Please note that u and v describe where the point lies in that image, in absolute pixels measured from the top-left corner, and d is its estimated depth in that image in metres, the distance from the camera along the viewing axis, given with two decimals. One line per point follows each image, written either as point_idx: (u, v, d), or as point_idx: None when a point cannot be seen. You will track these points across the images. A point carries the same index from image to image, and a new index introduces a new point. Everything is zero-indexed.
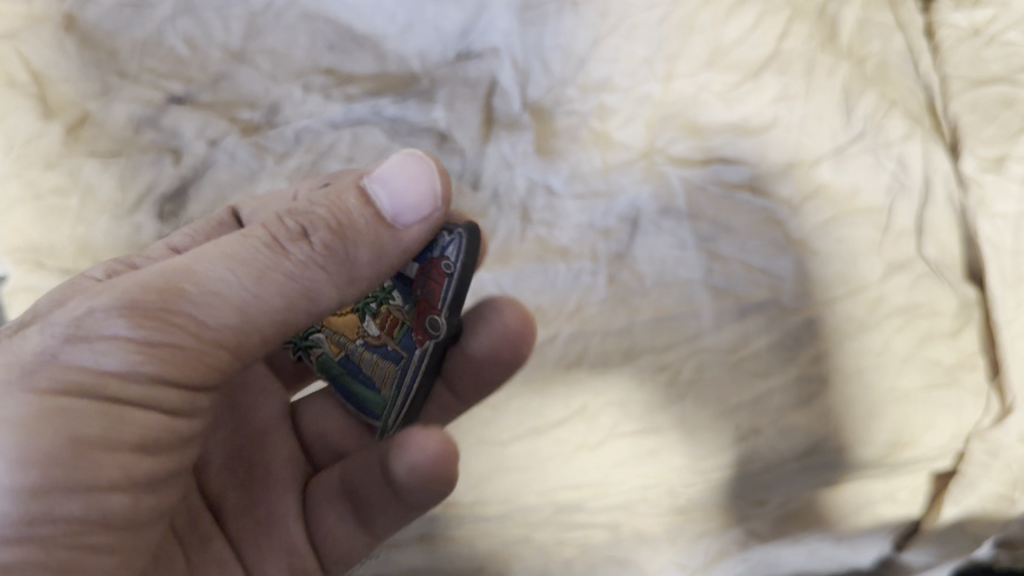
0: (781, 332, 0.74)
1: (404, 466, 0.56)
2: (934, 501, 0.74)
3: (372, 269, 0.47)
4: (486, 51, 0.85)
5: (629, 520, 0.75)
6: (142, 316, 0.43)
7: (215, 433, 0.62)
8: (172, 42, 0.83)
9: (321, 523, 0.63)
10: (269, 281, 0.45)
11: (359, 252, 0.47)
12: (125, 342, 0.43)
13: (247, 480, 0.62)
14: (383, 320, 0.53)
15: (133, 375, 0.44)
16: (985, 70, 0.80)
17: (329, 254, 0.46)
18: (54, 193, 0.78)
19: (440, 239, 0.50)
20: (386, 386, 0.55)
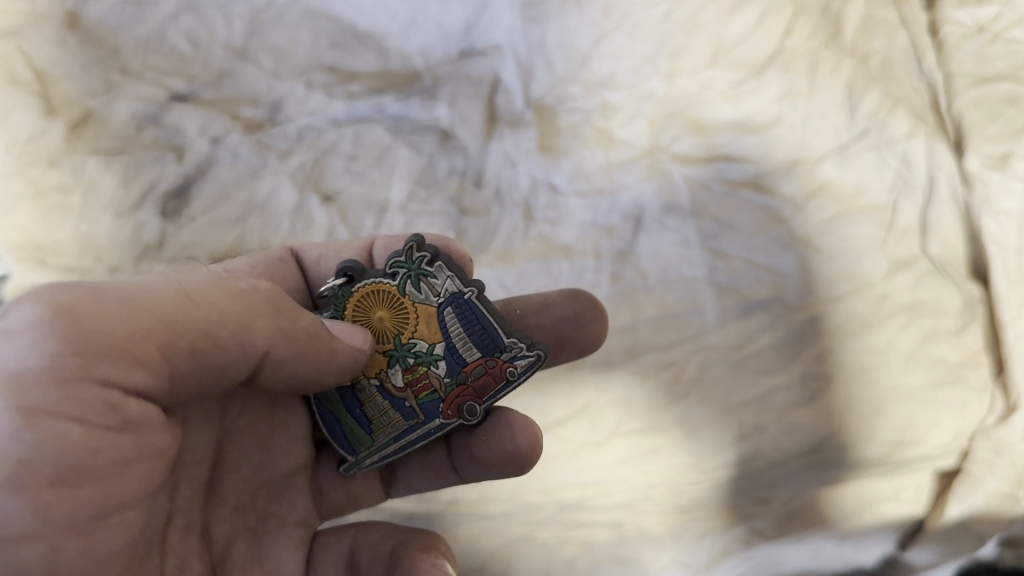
0: (786, 330, 0.74)
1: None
2: (939, 499, 0.73)
3: (300, 323, 0.50)
4: (489, 48, 0.84)
5: (632, 518, 0.74)
6: (84, 308, 0.43)
7: (237, 470, 0.56)
8: (175, 39, 0.83)
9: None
10: (164, 298, 0.46)
11: (294, 311, 0.50)
12: (31, 330, 0.41)
13: (257, 526, 0.56)
14: (411, 378, 0.56)
15: (58, 367, 0.41)
16: (990, 68, 0.80)
17: (256, 296, 0.49)
18: (57, 190, 0.77)
19: (513, 348, 0.56)
20: (381, 436, 0.57)
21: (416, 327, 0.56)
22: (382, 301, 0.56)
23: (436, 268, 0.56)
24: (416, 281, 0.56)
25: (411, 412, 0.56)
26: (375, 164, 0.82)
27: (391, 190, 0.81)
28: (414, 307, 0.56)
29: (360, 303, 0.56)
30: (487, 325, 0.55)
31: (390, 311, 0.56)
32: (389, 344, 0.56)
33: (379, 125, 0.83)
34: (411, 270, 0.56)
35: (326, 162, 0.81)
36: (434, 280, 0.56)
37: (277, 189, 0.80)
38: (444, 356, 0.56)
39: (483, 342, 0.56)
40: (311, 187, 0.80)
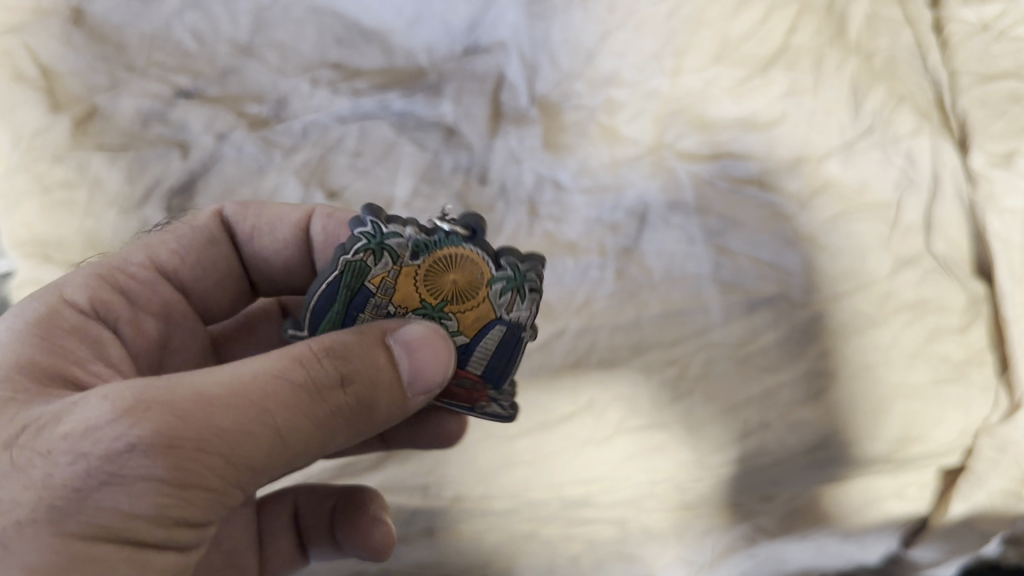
0: (791, 326, 0.74)
1: (352, 540, 0.67)
2: (943, 497, 0.74)
3: (376, 419, 0.50)
4: (494, 45, 0.86)
5: (636, 515, 0.74)
6: (180, 462, 0.42)
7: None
8: (180, 35, 0.84)
9: (274, 542, 0.70)
10: (255, 438, 0.44)
11: (375, 411, 0.49)
12: (135, 486, 0.41)
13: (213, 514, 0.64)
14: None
15: (157, 519, 0.43)
16: (995, 66, 0.80)
17: (339, 417, 0.47)
18: (62, 186, 0.77)
19: (501, 394, 0.58)
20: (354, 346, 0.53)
21: (465, 310, 0.51)
22: (461, 268, 0.50)
23: (531, 298, 0.51)
24: (507, 293, 0.51)
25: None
26: (380, 160, 0.81)
27: (396, 186, 0.80)
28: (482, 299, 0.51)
29: (438, 262, 0.49)
30: (511, 362, 0.55)
31: (463, 279, 0.50)
32: (432, 298, 0.51)
33: (384, 122, 0.83)
34: (514, 286, 0.50)
35: (331, 158, 0.81)
36: (519, 303, 0.51)
37: (282, 184, 0.79)
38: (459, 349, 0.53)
39: (490, 367, 0.55)
40: (316, 183, 0.80)
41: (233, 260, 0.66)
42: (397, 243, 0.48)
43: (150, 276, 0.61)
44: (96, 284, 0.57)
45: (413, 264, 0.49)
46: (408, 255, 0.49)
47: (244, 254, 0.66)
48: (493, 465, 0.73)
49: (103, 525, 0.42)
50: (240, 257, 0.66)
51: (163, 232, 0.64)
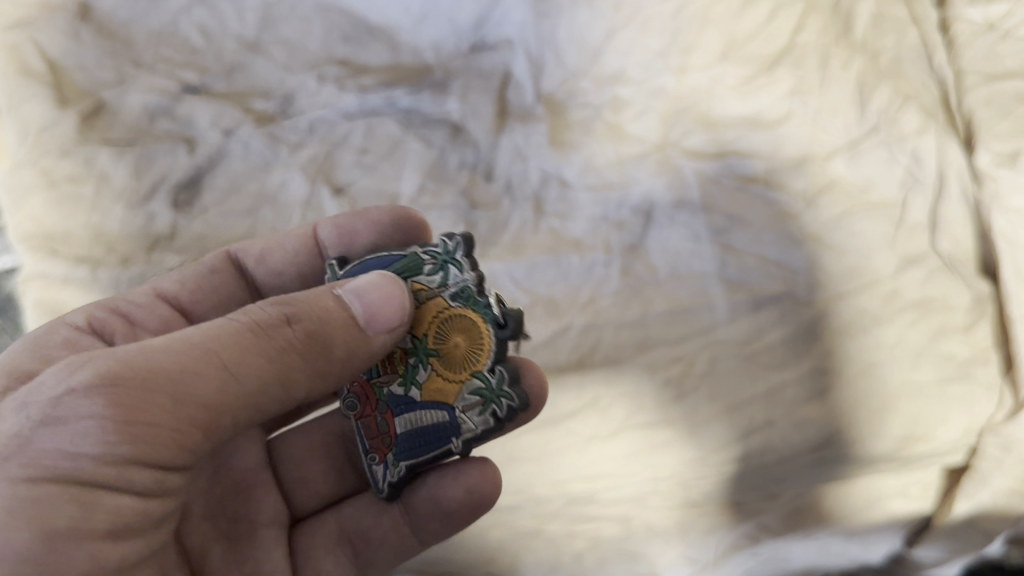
0: (796, 325, 0.73)
1: (438, 521, 0.63)
2: (947, 495, 0.75)
3: (338, 358, 0.51)
4: (500, 43, 0.86)
5: (640, 513, 0.75)
6: (122, 395, 0.45)
7: (197, 484, 0.64)
8: (187, 32, 0.83)
9: (313, 562, 0.67)
10: (200, 374, 0.47)
11: (333, 348, 0.50)
12: (83, 420, 0.45)
13: (229, 532, 0.65)
14: (393, 357, 0.59)
15: (111, 459, 0.45)
16: (1001, 65, 0.80)
17: (292, 355, 0.49)
18: (68, 180, 0.77)
19: (394, 467, 0.59)
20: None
21: (438, 372, 0.58)
22: (461, 328, 0.58)
23: (485, 416, 0.57)
24: (473, 396, 0.57)
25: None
26: (386, 157, 0.82)
27: (401, 183, 0.81)
28: (451, 382, 0.58)
29: (447, 321, 0.58)
30: (419, 452, 0.58)
31: (466, 338, 0.57)
32: (431, 342, 0.58)
33: (390, 118, 0.83)
34: (485, 397, 0.57)
35: (337, 155, 0.81)
36: (473, 412, 0.57)
37: (289, 180, 0.80)
38: (404, 395, 0.58)
39: (403, 441, 0.59)
40: (322, 179, 0.80)
41: (241, 284, 0.68)
42: (454, 272, 0.58)
43: (151, 300, 0.64)
44: (95, 310, 0.61)
45: (447, 303, 0.58)
46: (451, 291, 0.58)
47: (249, 279, 0.68)
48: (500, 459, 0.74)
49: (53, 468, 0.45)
50: (251, 287, 0.68)
51: (160, 277, 0.68)
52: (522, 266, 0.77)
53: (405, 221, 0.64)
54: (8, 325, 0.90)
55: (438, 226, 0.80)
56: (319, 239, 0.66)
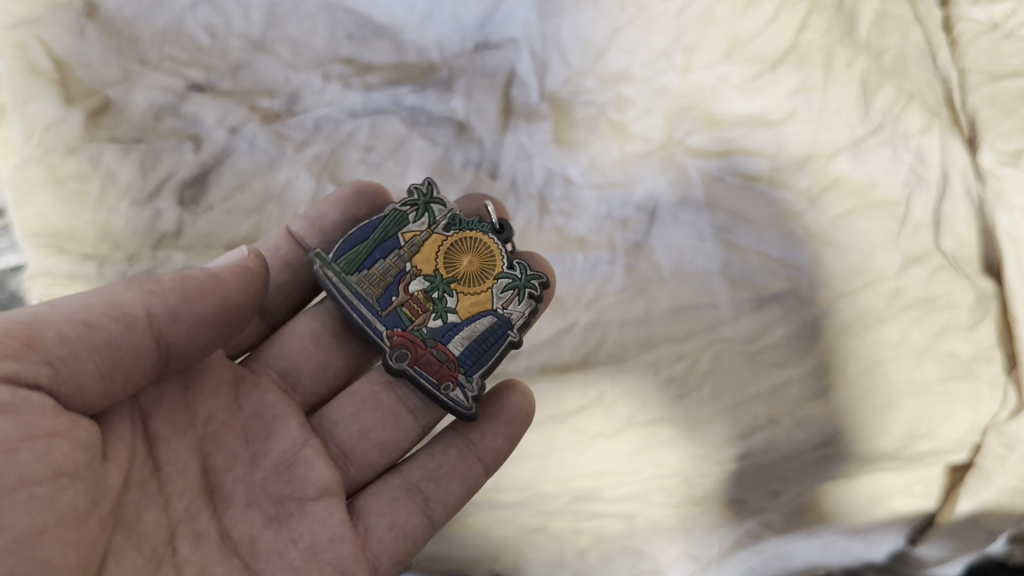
0: (799, 323, 0.74)
1: (505, 434, 0.63)
2: (950, 493, 0.76)
3: (171, 286, 0.53)
4: (505, 42, 0.86)
5: (644, 510, 0.75)
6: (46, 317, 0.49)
7: (236, 470, 0.58)
8: (192, 30, 0.84)
9: (386, 516, 0.60)
10: (80, 303, 0.51)
11: (161, 279, 0.54)
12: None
13: (278, 515, 0.57)
14: (418, 297, 0.63)
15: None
16: (1005, 64, 0.80)
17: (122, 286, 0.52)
18: (74, 178, 0.78)
19: (467, 383, 0.61)
20: (356, 279, 0.62)
21: (464, 291, 0.64)
22: (471, 248, 0.65)
23: (525, 302, 0.64)
24: (508, 291, 0.64)
25: (387, 304, 0.62)
26: (391, 155, 0.82)
27: (406, 181, 0.81)
28: (482, 289, 0.64)
29: (452, 247, 0.65)
30: (486, 356, 0.62)
31: (478, 254, 0.65)
32: (444, 272, 0.64)
33: (395, 116, 0.83)
34: (517, 285, 0.64)
35: (342, 152, 0.81)
36: (516, 302, 0.64)
37: (294, 178, 0.80)
38: (446, 323, 0.62)
39: (465, 354, 0.62)
40: (328, 177, 0.81)
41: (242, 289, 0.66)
42: (438, 211, 0.66)
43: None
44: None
45: (443, 234, 0.65)
46: (443, 224, 0.65)
47: None
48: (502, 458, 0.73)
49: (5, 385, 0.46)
50: None
51: None
52: None
53: (369, 192, 0.68)
54: None
55: None
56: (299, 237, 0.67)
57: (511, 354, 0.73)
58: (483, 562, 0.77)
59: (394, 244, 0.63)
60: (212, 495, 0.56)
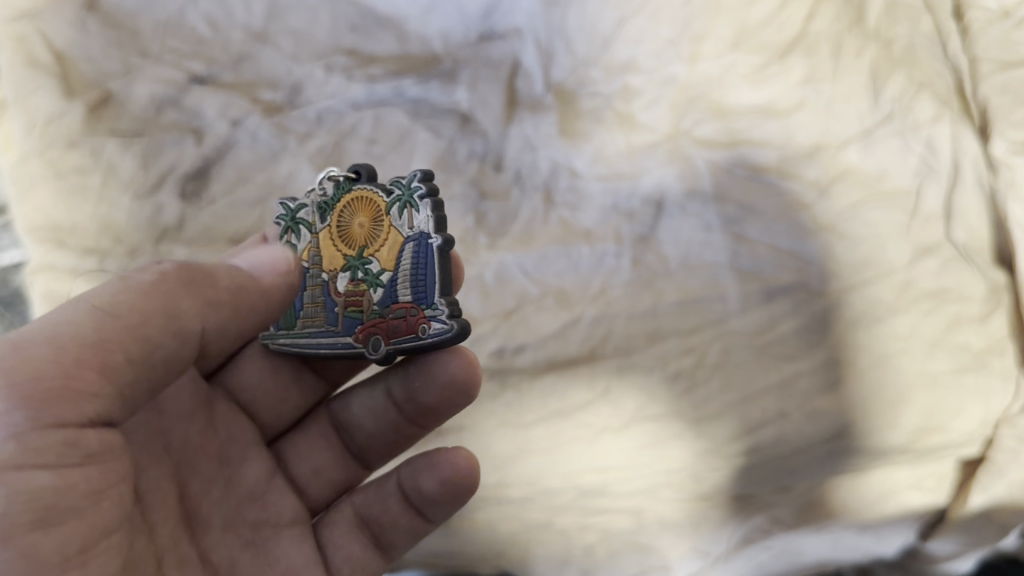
0: (809, 315, 0.72)
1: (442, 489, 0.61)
2: (962, 488, 0.76)
3: (230, 301, 0.50)
4: (510, 32, 0.85)
5: (652, 506, 0.74)
6: (59, 343, 0.44)
7: (211, 495, 0.58)
8: (193, 22, 0.83)
9: (340, 550, 0.63)
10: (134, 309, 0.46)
11: (216, 279, 0.50)
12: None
13: (254, 539, 0.59)
14: (351, 290, 0.58)
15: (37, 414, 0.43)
16: (1017, 52, 0.79)
17: (170, 285, 0.48)
18: (75, 171, 0.78)
19: (438, 309, 0.54)
20: (302, 322, 0.60)
21: (378, 247, 0.57)
22: (362, 207, 0.58)
23: (425, 204, 0.55)
24: (403, 212, 0.56)
25: (334, 317, 0.58)
26: (394, 148, 0.81)
27: (410, 174, 0.80)
28: (386, 226, 0.57)
29: (343, 214, 0.59)
30: (430, 278, 0.55)
31: (370, 217, 0.58)
32: (351, 251, 0.58)
33: (398, 108, 0.83)
34: (400, 197, 0.56)
35: (345, 145, 0.81)
36: (417, 213, 0.56)
37: (297, 171, 0.79)
38: (385, 285, 0.56)
39: (416, 291, 0.55)
40: (330, 169, 0.80)
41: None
42: (308, 213, 0.60)
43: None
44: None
45: (324, 226, 0.59)
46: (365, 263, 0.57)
47: None
48: (509, 451, 0.72)
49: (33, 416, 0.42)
50: None
51: None
52: (532, 258, 0.76)
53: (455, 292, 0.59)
54: (16, 320, 1.07)
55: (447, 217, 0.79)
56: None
57: (517, 349, 0.72)
58: (488, 557, 0.76)
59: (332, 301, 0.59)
60: (190, 519, 0.56)
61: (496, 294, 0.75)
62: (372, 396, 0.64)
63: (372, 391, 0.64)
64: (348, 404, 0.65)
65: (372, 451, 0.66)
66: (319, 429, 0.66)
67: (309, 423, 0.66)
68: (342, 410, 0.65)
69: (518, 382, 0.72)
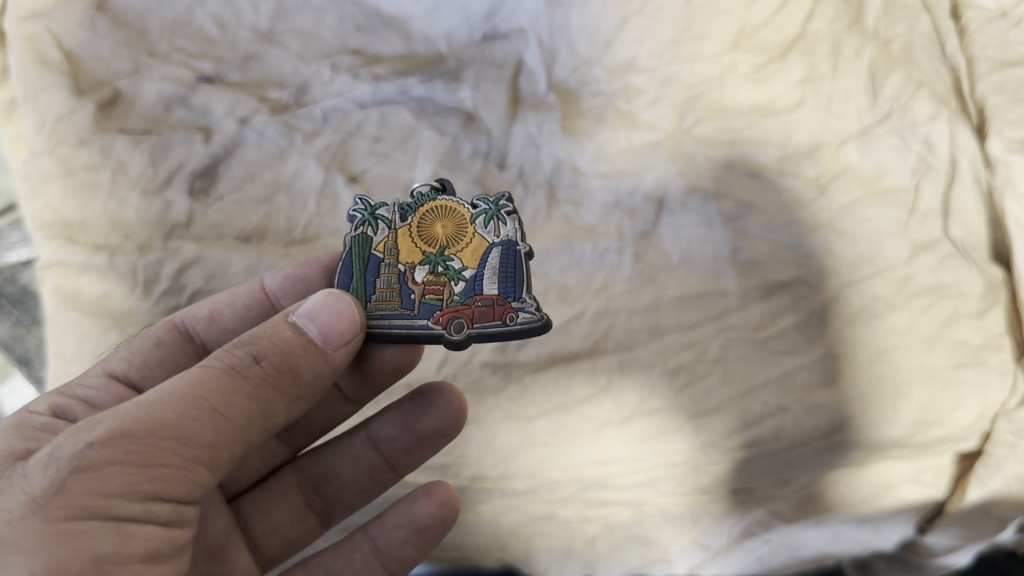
0: (808, 310, 0.73)
1: (413, 543, 0.65)
2: (959, 481, 0.77)
3: (309, 387, 0.50)
4: (513, 31, 0.88)
5: (653, 499, 0.76)
6: (159, 433, 0.43)
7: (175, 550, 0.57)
8: (201, 21, 0.86)
9: None
10: (230, 401, 0.46)
11: (299, 370, 0.49)
12: (106, 467, 0.42)
13: None
14: (430, 280, 0.58)
15: (132, 492, 0.42)
16: (1015, 52, 0.80)
17: (262, 380, 0.47)
18: (85, 169, 0.77)
19: (525, 303, 0.58)
20: (372, 306, 0.58)
21: (461, 247, 0.59)
22: (444, 213, 0.60)
23: (513, 219, 0.60)
24: (490, 222, 0.60)
25: (410, 302, 0.58)
26: (400, 146, 0.82)
27: (415, 171, 0.81)
28: (470, 230, 0.60)
29: (424, 216, 0.60)
30: (520, 277, 0.58)
31: (453, 221, 0.60)
32: (431, 248, 0.59)
33: (404, 107, 0.84)
34: (489, 212, 0.60)
35: (352, 142, 0.82)
36: (503, 225, 0.60)
37: (303, 168, 0.80)
38: (468, 279, 0.58)
39: (505, 285, 0.58)
40: (337, 167, 0.80)
41: (196, 354, 0.63)
42: (387, 212, 0.60)
43: (105, 381, 0.58)
44: (55, 397, 0.55)
45: (405, 224, 0.60)
46: (447, 260, 0.59)
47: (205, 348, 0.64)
48: (511, 445, 0.72)
49: (122, 492, 0.42)
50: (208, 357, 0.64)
51: (135, 350, 0.62)
52: (535, 254, 0.77)
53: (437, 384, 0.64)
54: (24, 317, 1.10)
55: None
56: (190, 330, 0.64)
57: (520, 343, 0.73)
58: (493, 549, 0.78)
59: (401, 291, 0.58)
60: None
61: None
62: (351, 444, 0.67)
63: (352, 439, 0.67)
64: (325, 456, 0.67)
65: (339, 503, 0.68)
66: (283, 487, 0.67)
67: (271, 483, 0.67)
68: (316, 463, 0.67)
69: (522, 375, 0.72)
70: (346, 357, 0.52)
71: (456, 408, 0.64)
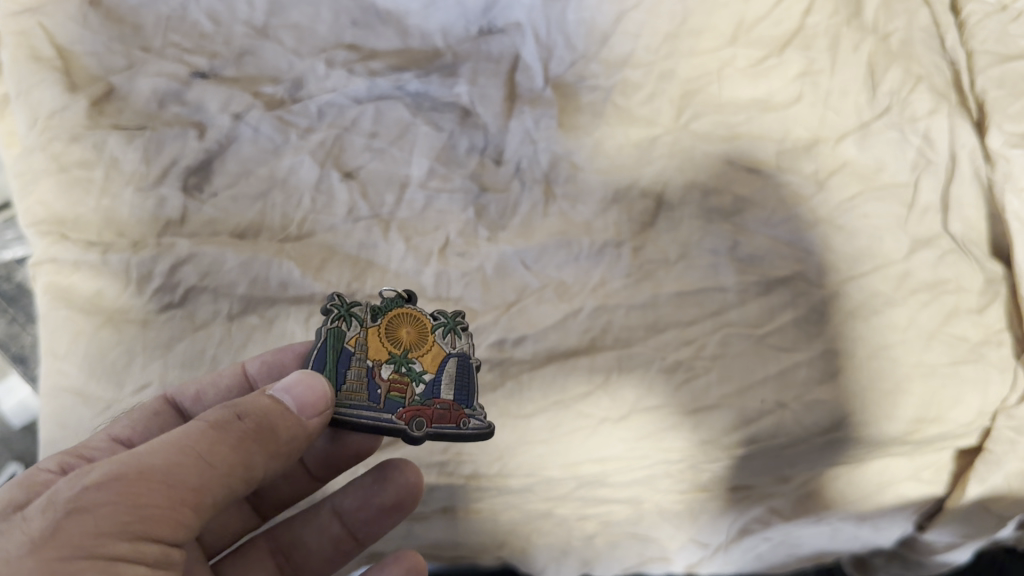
0: (807, 306, 0.72)
1: None
2: (959, 478, 0.76)
3: (290, 446, 0.50)
4: (509, 26, 0.88)
5: (651, 497, 0.75)
6: (148, 478, 0.44)
7: None
8: (196, 16, 0.85)
9: None
10: (216, 451, 0.46)
11: (280, 428, 0.49)
12: (96, 510, 0.42)
13: None
14: (395, 378, 0.58)
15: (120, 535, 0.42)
16: (1015, 46, 0.80)
17: (247, 434, 0.47)
18: (78, 165, 0.77)
19: (477, 410, 0.59)
20: (341, 394, 0.57)
21: (422, 353, 0.59)
22: (407, 320, 0.60)
23: (468, 334, 0.61)
24: (448, 335, 0.60)
25: (375, 397, 0.57)
26: (395, 141, 0.81)
27: (411, 166, 0.80)
28: (432, 340, 0.60)
29: (390, 319, 0.59)
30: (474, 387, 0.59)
31: (415, 330, 0.60)
32: (395, 348, 0.59)
33: (399, 102, 0.84)
34: (448, 326, 0.60)
35: (347, 137, 0.81)
36: (459, 339, 0.61)
37: (298, 165, 0.79)
38: (429, 383, 0.58)
39: (460, 392, 0.59)
40: (332, 163, 0.80)
41: None
42: (360, 310, 0.59)
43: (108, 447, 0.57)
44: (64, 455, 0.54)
45: (374, 323, 0.59)
46: (410, 363, 0.58)
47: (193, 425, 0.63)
48: (506, 442, 0.70)
49: (110, 534, 0.42)
50: None
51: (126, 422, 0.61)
52: (532, 251, 0.76)
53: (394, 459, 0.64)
54: (20, 315, 1.09)
55: (448, 210, 0.79)
56: (179, 404, 0.63)
57: (518, 340, 0.72)
58: (491, 547, 0.77)
59: (365, 387, 0.57)
60: None
61: (496, 284, 0.75)
62: (316, 513, 0.66)
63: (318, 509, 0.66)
64: (295, 526, 0.66)
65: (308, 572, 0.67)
66: (256, 551, 0.65)
67: (246, 546, 0.65)
68: (286, 531, 0.66)
69: (519, 372, 0.71)
70: (323, 421, 0.52)
71: (414, 482, 0.64)
